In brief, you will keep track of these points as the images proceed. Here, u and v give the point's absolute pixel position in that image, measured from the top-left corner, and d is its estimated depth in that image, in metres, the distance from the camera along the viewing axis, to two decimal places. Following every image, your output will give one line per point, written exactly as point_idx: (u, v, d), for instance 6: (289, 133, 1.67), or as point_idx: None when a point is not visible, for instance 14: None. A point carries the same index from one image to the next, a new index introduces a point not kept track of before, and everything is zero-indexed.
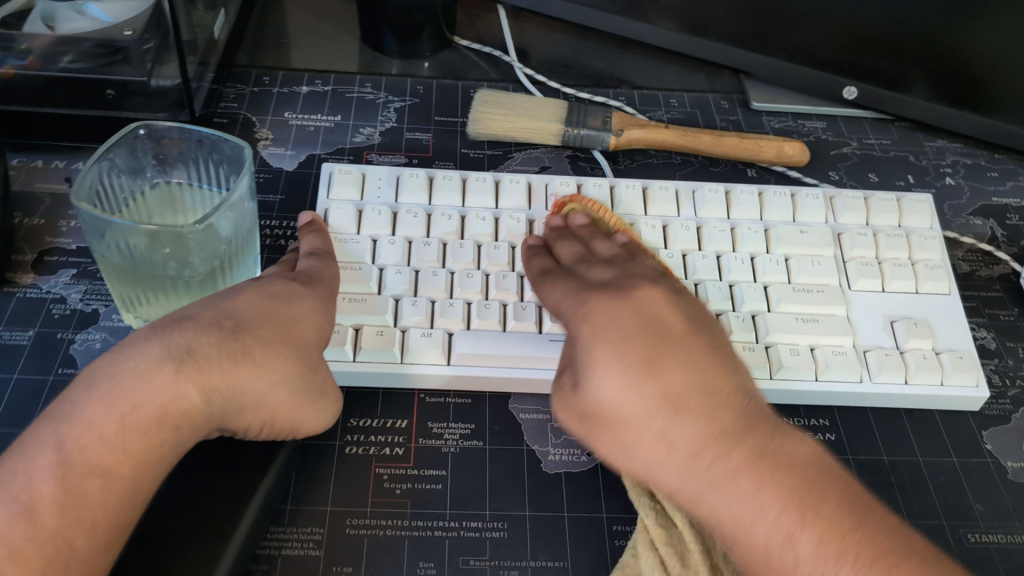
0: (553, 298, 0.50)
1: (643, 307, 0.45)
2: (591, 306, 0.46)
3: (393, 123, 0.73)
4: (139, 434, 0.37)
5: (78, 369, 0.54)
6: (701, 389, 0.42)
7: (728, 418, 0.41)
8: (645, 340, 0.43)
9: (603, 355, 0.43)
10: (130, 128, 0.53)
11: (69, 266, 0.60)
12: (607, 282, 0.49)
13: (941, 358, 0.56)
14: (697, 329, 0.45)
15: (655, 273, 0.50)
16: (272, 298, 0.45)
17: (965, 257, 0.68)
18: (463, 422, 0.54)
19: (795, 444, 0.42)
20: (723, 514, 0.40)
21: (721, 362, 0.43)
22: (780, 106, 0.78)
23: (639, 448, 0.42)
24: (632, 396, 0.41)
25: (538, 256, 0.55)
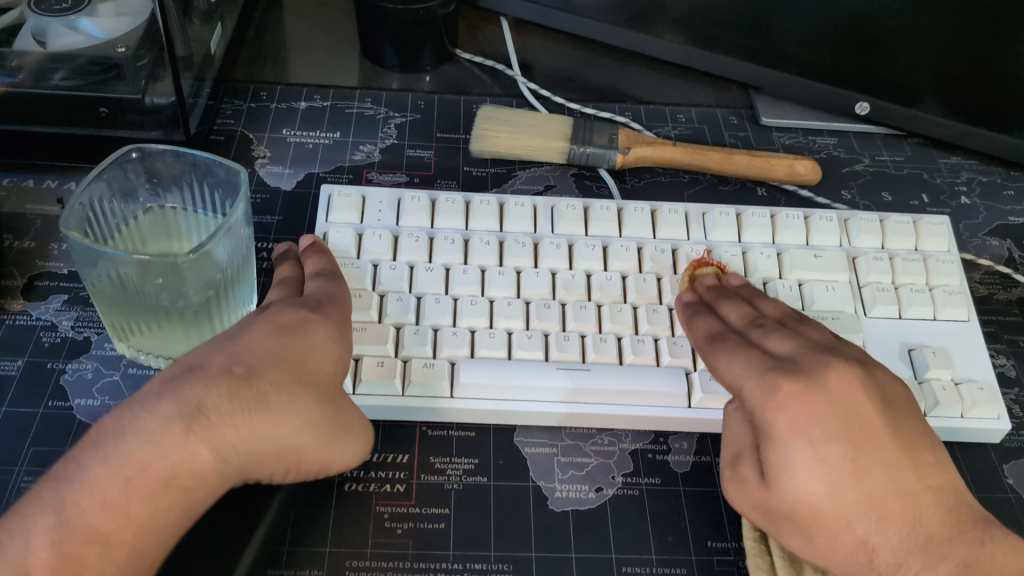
0: (733, 372, 0.46)
1: (842, 395, 0.42)
2: (780, 392, 0.42)
3: (394, 139, 0.71)
4: (145, 498, 0.36)
5: (69, 402, 0.53)
6: (901, 491, 0.41)
7: (935, 523, 0.41)
8: (845, 438, 0.41)
9: (799, 453, 0.41)
10: (122, 151, 0.51)
11: (60, 291, 0.58)
12: (790, 358, 0.45)
13: (961, 389, 0.54)
14: (894, 418, 0.43)
15: (837, 346, 0.47)
16: (285, 334, 0.44)
17: (982, 280, 0.66)
18: (467, 456, 0.52)
19: (1004, 553, 0.41)
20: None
21: (919, 457, 0.42)
22: (790, 121, 0.76)
23: (836, 547, 0.42)
24: (836, 499, 0.41)
25: (698, 317, 0.51)
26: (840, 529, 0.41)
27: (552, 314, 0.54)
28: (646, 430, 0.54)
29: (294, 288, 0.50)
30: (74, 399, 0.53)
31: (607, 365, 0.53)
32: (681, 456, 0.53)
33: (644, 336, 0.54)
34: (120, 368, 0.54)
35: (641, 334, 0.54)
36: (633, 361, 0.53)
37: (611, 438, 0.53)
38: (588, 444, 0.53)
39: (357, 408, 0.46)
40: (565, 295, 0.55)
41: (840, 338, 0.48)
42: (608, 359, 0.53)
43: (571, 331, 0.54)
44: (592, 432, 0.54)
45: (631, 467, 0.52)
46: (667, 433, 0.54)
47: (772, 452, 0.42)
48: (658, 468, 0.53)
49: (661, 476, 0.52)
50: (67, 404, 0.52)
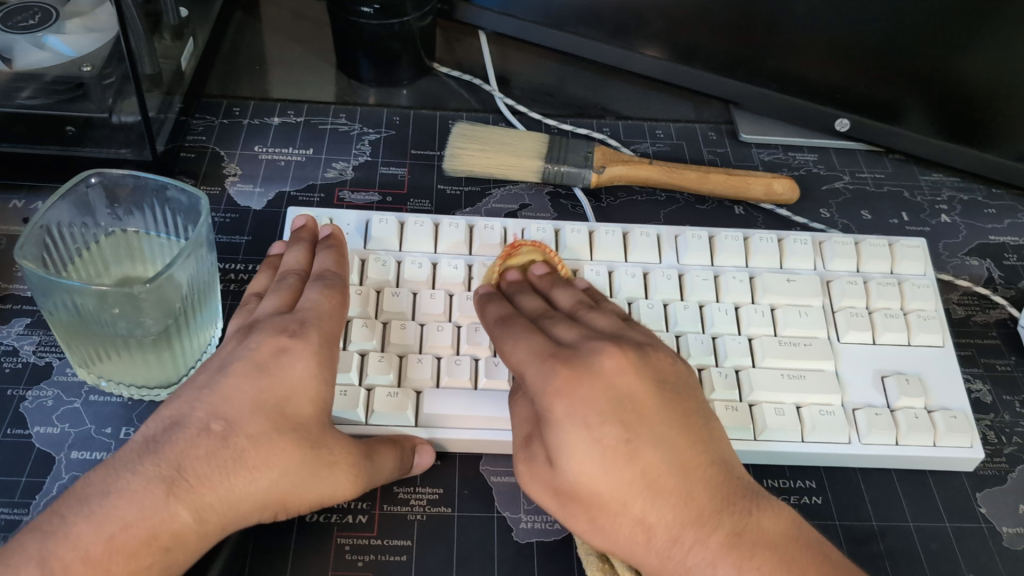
0: (516, 357, 0.44)
1: (612, 377, 0.42)
2: (556, 376, 0.42)
3: (367, 156, 0.70)
4: (126, 557, 0.37)
5: (28, 430, 0.52)
6: (674, 466, 0.42)
7: (704, 494, 0.42)
8: (618, 419, 0.41)
9: (575, 438, 0.40)
10: (81, 176, 0.51)
11: (23, 315, 0.57)
12: (570, 343, 0.45)
13: (934, 417, 0.54)
14: (665, 400, 0.43)
15: (627, 335, 0.47)
16: (259, 375, 0.43)
17: (960, 301, 0.65)
18: (431, 486, 0.51)
19: (770, 519, 0.42)
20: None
21: (691, 434, 0.43)
22: (770, 137, 0.76)
23: (618, 530, 0.42)
24: (611, 481, 0.41)
25: (493, 303, 0.49)
26: (618, 510, 0.41)
27: None
28: None
29: (293, 293, 0.49)
30: (34, 427, 0.52)
31: None
32: None
33: None
34: (81, 396, 0.54)
35: None
36: None
37: None
38: None
39: (348, 444, 0.45)
40: None
41: (625, 328, 0.47)
42: None
43: None
44: None
45: None
46: None
47: (552, 436, 0.41)
48: None
49: None
50: (26, 433, 0.52)
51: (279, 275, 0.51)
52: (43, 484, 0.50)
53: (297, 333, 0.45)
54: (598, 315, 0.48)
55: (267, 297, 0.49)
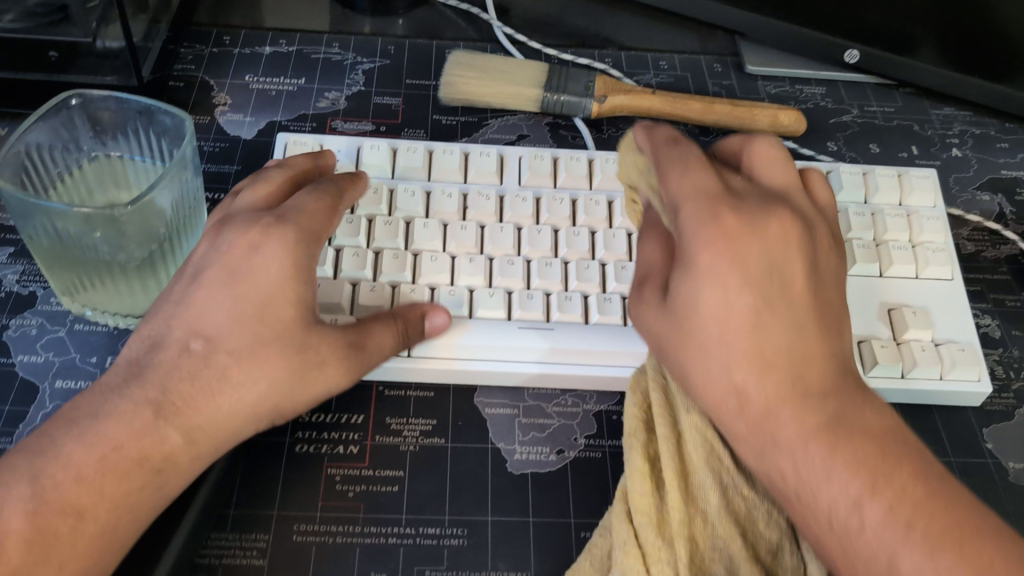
0: (674, 187, 0.42)
1: (772, 239, 0.40)
2: (713, 221, 0.40)
3: (360, 86, 0.68)
4: (118, 477, 0.37)
5: (12, 358, 0.51)
6: (799, 352, 0.38)
7: (816, 375, 0.38)
8: (765, 274, 0.39)
9: (708, 278, 0.39)
10: (61, 97, 0.49)
11: (6, 244, 0.56)
12: (737, 189, 0.42)
13: (941, 350, 0.52)
14: (817, 281, 0.41)
15: (799, 199, 0.43)
16: (232, 284, 0.41)
17: (969, 236, 0.63)
18: (424, 417, 0.50)
19: (874, 414, 0.38)
20: (788, 473, 0.38)
21: (824, 316, 0.40)
22: (777, 70, 0.73)
23: (710, 391, 0.40)
24: (728, 328, 0.39)
25: (659, 126, 0.47)
26: (717, 372, 0.39)
27: (515, 270, 0.52)
28: (612, 391, 0.52)
29: (273, 187, 0.47)
30: (18, 355, 0.51)
31: (572, 325, 0.51)
32: None
33: (611, 295, 0.52)
34: (66, 325, 0.52)
35: (608, 292, 0.52)
36: (598, 320, 0.51)
37: (575, 399, 0.52)
38: (551, 404, 0.51)
39: (337, 334, 0.44)
40: (530, 251, 0.53)
41: (799, 187, 0.44)
42: (572, 318, 0.51)
43: (535, 289, 0.52)
44: (556, 392, 0.52)
45: (595, 428, 0.51)
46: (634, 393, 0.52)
47: (683, 280, 0.40)
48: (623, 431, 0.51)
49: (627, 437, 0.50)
50: (10, 361, 0.50)
51: (259, 170, 0.48)
52: (27, 413, 0.49)
53: (273, 228, 0.43)
54: (768, 160, 0.45)
55: (243, 193, 0.46)
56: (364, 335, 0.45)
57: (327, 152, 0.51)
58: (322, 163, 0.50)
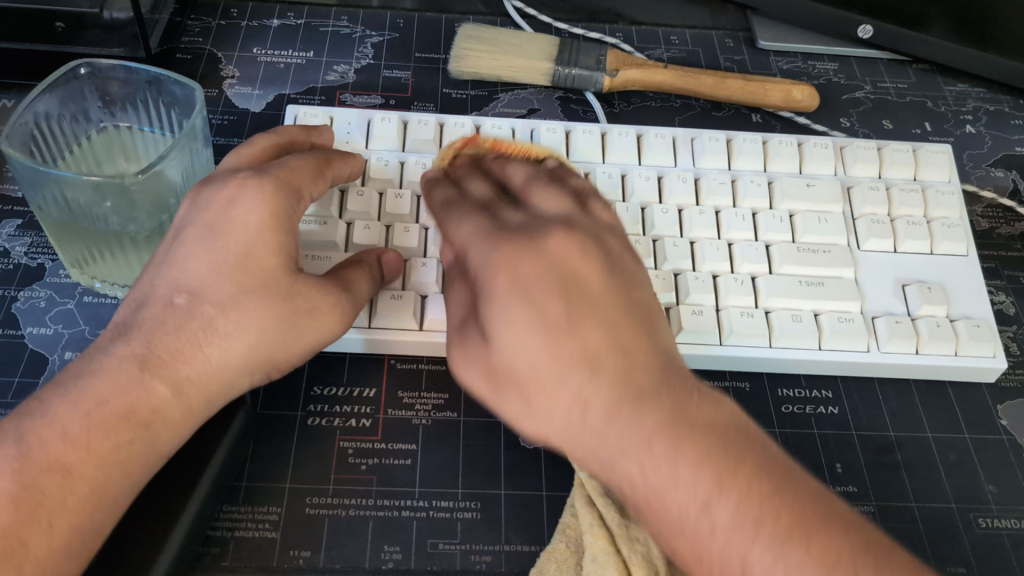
0: (457, 236, 0.39)
1: (551, 256, 0.36)
2: (498, 253, 0.36)
3: (369, 59, 0.67)
4: (105, 432, 0.36)
5: (21, 330, 0.50)
6: (616, 351, 0.35)
7: (642, 374, 0.35)
8: (560, 291, 0.35)
9: (512, 307, 0.34)
10: (69, 66, 0.49)
11: (14, 216, 0.55)
12: (519, 223, 0.38)
13: (955, 325, 0.52)
14: (617, 277, 0.37)
15: (580, 221, 0.39)
16: (213, 237, 0.40)
17: (983, 213, 0.63)
18: (436, 391, 0.50)
19: (712, 408, 0.35)
20: (637, 481, 0.34)
21: (634, 317, 0.36)
22: (789, 45, 0.72)
23: (551, 414, 0.35)
24: (545, 360, 0.34)
25: (442, 185, 0.44)
26: (553, 388, 0.34)
27: None
28: None
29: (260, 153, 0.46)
30: (26, 327, 0.50)
31: None
32: None
33: None
34: (74, 297, 0.52)
35: None
36: None
37: None
38: None
39: (324, 283, 0.43)
40: None
41: (584, 213, 0.40)
42: None
43: None
44: None
45: None
46: None
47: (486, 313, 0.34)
48: None
49: None
50: (19, 333, 0.50)
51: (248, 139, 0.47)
52: (38, 384, 0.48)
53: (250, 179, 0.42)
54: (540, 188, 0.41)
55: (230, 156, 0.45)
56: (343, 279, 0.44)
57: (321, 129, 0.51)
58: (316, 140, 0.50)
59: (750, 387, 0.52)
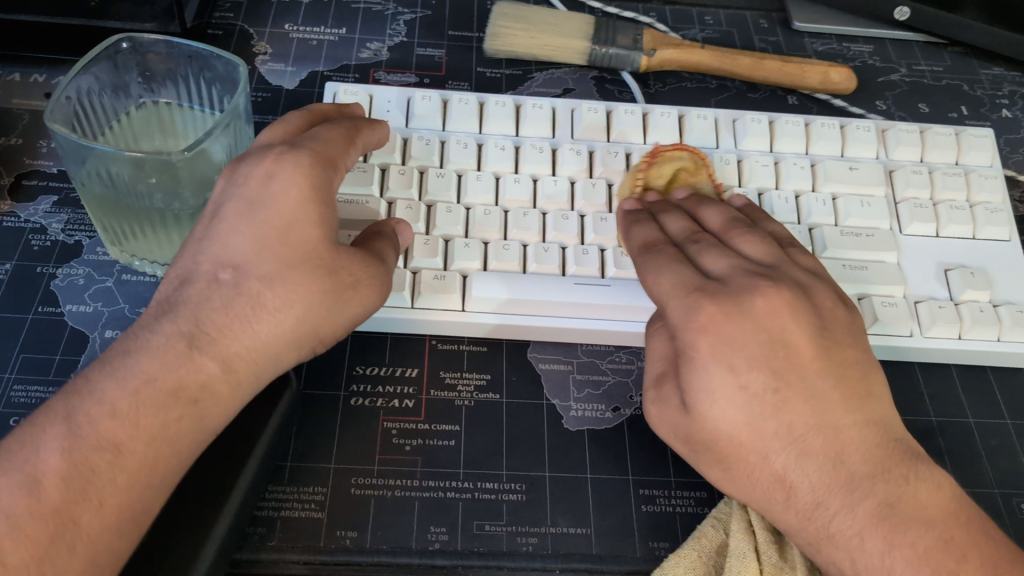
0: (658, 285, 0.42)
1: (766, 324, 0.39)
2: (703, 313, 0.39)
3: (402, 37, 0.66)
4: (154, 409, 0.35)
5: (60, 308, 0.50)
6: (827, 428, 0.38)
7: (861, 460, 0.37)
8: (769, 364, 0.38)
9: (719, 376, 0.37)
10: (111, 40, 0.48)
11: (50, 192, 0.55)
12: (721, 277, 0.41)
13: (999, 311, 0.52)
14: (837, 347, 0.40)
15: (781, 270, 0.42)
16: (252, 212, 0.40)
17: (1021, 198, 0.62)
18: (478, 372, 0.50)
19: (929, 493, 0.37)
20: (841, 565, 0.37)
21: (852, 388, 0.39)
22: (824, 26, 0.71)
23: (756, 484, 0.38)
24: (752, 429, 0.37)
25: (640, 220, 0.47)
26: (757, 463, 0.38)
27: (570, 226, 0.51)
28: None
29: (293, 126, 0.45)
30: (65, 305, 0.50)
31: (629, 282, 0.49)
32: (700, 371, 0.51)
33: None
34: (113, 274, 0.52)
35: None
36: None
37: (629, 356, 0.51)
38: (605, 361, 0.51)
39: (362, 255, 0.42)
40: (584, 206, 0.52)
41: (785, 258, 0.44)
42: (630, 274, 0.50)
43: (590, 244, 0.51)
44: (608, 348, 0.51)
45: None
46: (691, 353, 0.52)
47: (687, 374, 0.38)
48: None
49: None
50: (58, 310, 0.50)
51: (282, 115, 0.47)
52: (78, 362, 0.48)
53: (286, 154, 0.41)
54: (747, 240, 0.45)
55: (262, 132, 0.45)
56: (374, 249, 0.44)
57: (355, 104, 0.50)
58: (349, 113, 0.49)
59: None
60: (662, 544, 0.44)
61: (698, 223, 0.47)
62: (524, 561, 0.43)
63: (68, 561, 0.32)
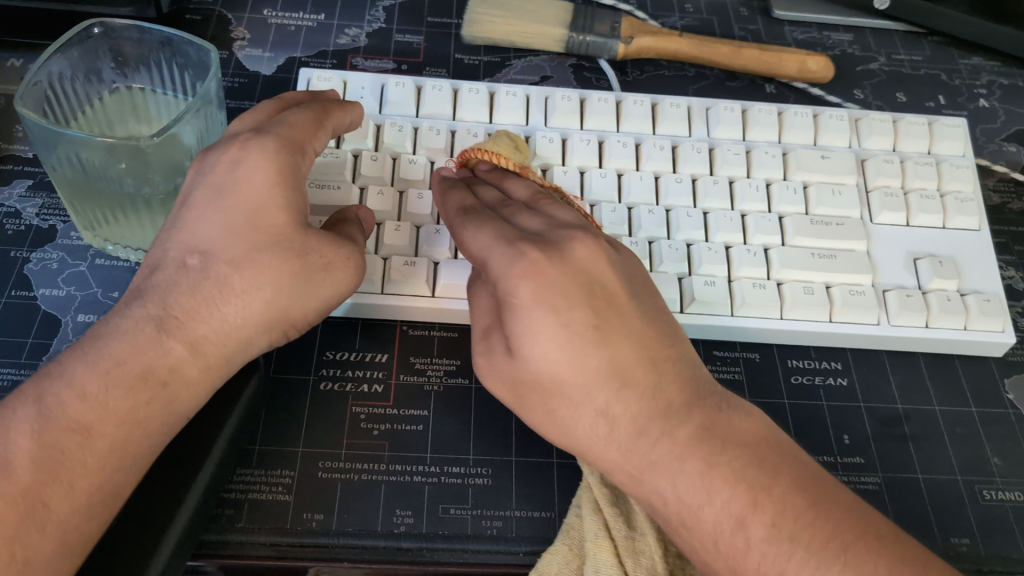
0: (475, 243, 0.41)
1: (582, 264, 0.39)
2: (521, 259, 0.38)
3: (381, 23, 0.66)
4: (123, 392, 0.36)
5: (33, 292, 0.50)
6: (642, 361, 0.39)
7: (672, 388, 0.39)
8: (587, 303, 0.38)
9: (543, 321, 0.37)
10: (83, 26, 0.48)
11: (25, 176, 0.55)
12: (535, 233, 0.41)
13: (966, 300, 0.52)
14: (637, 291, 0.41)
15: (591, 229, 0.43)
16: (220, 198, 0.40)
17: (995, 187, 0.63)
18: (448, 357, 0.50)
19: (740, 420, 0.39)
20: (669, 498, 0.37)
21: (658, 328, 0.40)
22: (804, 14, 0.71)
23: (576, 419, 0.39)
24: (576, 367, 0.37)
25: (456, 191, 0.46)
26: (579, 400, 0.38)
27: None
28: None
29: (263, 115, 0.45)
30: (38, 289, 0.50)
31: None
32: None
33: (638, 240, 0.51)
34: (87, 259, 0.52)
35: (635, 238, 0.51)
36: None
37: None
38: None
39: (334, 238, 0.42)
40: None
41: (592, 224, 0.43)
42: None
43: None
44: None
45: None
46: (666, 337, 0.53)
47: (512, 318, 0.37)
48: None
49: None
50: (31, 294, 0.50)
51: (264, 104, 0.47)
52: (50, 346, 0.48)
53: (251, 140, 0.41)
54: (559, 206, 0.44)
55: (236, 121, 0.44)
56: (345, 233, 0.44)
57: (329, 90, 0.50)
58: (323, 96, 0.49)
59: (760, 357, 0.53)
60: None
61: (507, 194, 0.47)
62: (489, 544, 0.44)
63: (39, 541, 0.33)
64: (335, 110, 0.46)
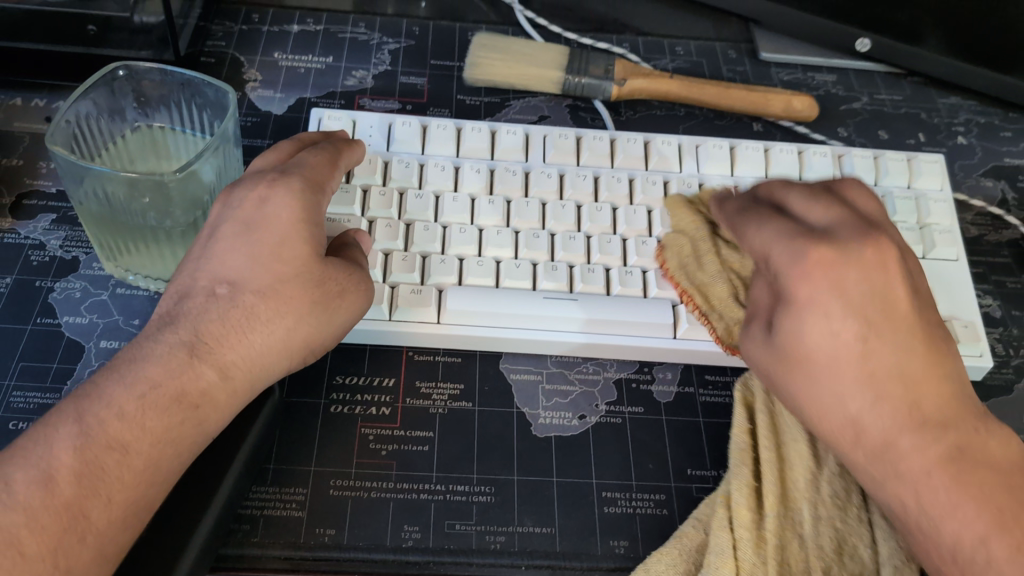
0: (760, 239, 0.45)
1: (875, 271, 0.41)
2: (805, 256, 0.41)
3: (386, 65, 0.70)
4: (159, 412, 0.37)
5: (57, 319, 0.53)
6: (909, 375, 0.40)
7: (932, 408, 0.40)
8: (863, 311, 0.40)
9: (814, 323, 0.41)
10: (108, 68, 0.51)
11: (49, 210, 0.58)
12: (826, 227, 0.44)
13: (946, 326, 0.55)
14: (921, 303, 0.42)
15: (885, 223, 0.45)
16: (248, 233, 0.43)
17: (972, 221, 0.66)
18: (452, 381, 0.52)
19: (997, 445, 0.39)
20: (908, 503, 0.40)
21: (936, 344, 0.41)
22: (789, 56, 0.75)
23: (825, 419, 0.42)
24: (834, 368, 0.41)
25: (741, 199, 0.50)
26: (834, 404, 0.41)
27: (540, 243, 0.54)
28: (631, 360, 0.54)
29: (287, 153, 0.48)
30: (63, 316, 0.53)
31: (594, 296, 0.53)
32: (665, 386, 0.54)
33: (632, 268, 0.54)
34: (108, 288, 0.55)
35: (629, 265, 0.54)
36: (619, 292, 0.53)
37: (596, 367, 0.54)
38: (573, 372, 0.54)
39: (348, 266, 0.45)
40: (554, 225, 0.55)
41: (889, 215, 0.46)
42: (594, 290, 0.53)
43: (559, 261, 0.54)
44: (578, 359, 0.54)
45: (615, 395, 0.53)
46: (652, 363, 0.55)
47: (789, 316, 0.42)
48: (642, 397, 0.53)
49: (645, 405, 0.53)
50: (56, 322, 0.53)
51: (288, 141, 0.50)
52: (74, 370, 0.51)
53: (277, 180, 0.44)
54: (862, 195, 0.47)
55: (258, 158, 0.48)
56: (353, 258, 0.47)
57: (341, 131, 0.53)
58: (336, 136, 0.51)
59: None
60: (620, 542, 0.47)
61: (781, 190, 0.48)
62: (492, 557, 0.46)
63: (81, 553, 0.34)
64: (347, 153, 0.49)
